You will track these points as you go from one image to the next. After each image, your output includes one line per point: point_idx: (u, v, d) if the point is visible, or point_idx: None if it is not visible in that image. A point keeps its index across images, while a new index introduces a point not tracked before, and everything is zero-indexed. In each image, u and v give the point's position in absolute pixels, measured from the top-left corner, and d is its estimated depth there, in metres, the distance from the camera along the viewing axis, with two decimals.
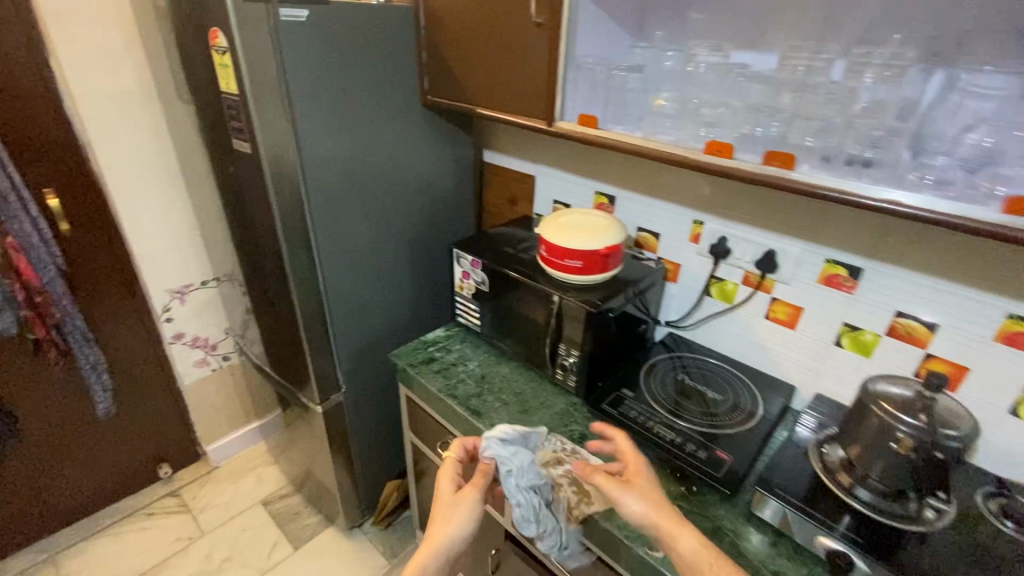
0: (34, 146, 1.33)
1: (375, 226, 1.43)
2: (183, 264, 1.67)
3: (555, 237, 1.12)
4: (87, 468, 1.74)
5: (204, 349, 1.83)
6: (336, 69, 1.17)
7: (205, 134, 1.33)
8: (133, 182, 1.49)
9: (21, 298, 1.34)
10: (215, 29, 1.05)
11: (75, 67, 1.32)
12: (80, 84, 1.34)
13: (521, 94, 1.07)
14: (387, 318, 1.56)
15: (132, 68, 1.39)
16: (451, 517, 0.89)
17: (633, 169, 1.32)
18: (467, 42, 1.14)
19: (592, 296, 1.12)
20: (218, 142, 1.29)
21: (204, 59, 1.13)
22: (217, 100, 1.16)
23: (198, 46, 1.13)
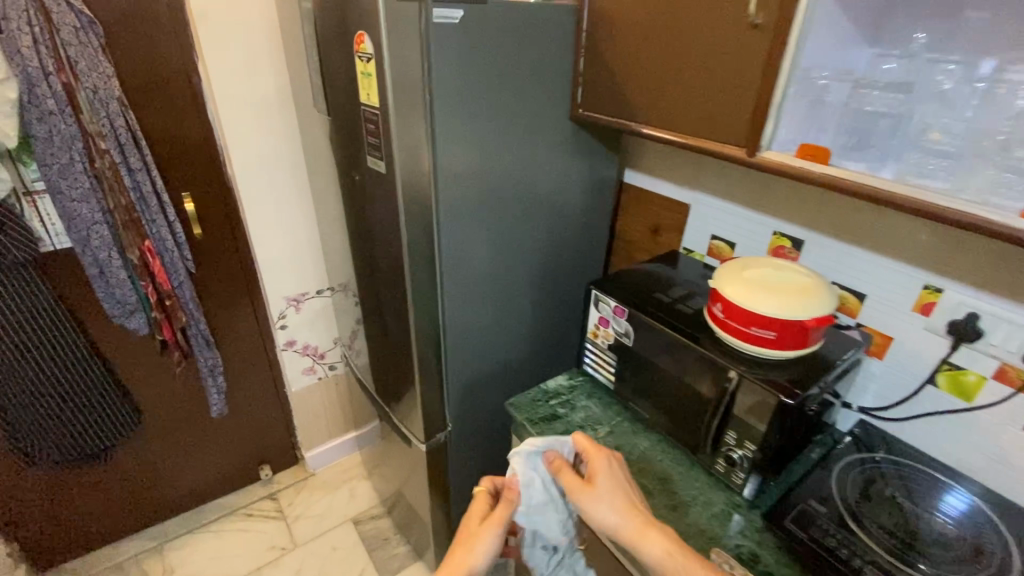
0: (175, 151, 1.33)
1: (504, 253, 1.26)
2: (302, 272, 1.64)
3: (739, 297, 0.88)
4: (197, 463, 1.77)
5: (312, 358, 1.79)
6: (484, 77, 1.01)
7: (336, 145, 1.25)
8: (263, 188, 1.47)
9: (154, 301, 1.35)
10: (360, 34, 0.93)
11: (219, 72, 1.30)
12: (223, 89, 1.32)
13: (714, 114, 0.85)
14: (502, 353, 1.39)
15: (272, 73, 1.35)
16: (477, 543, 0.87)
17: (833, 210, 1.03)
18: (643, 48, 0.93)
19: (781, 376, 0.87)
20: (349, 155, 1.20)
21: (344, 66, 1.03)
22: (353, 111, 1.06)
23: (340, 52, 1.03)
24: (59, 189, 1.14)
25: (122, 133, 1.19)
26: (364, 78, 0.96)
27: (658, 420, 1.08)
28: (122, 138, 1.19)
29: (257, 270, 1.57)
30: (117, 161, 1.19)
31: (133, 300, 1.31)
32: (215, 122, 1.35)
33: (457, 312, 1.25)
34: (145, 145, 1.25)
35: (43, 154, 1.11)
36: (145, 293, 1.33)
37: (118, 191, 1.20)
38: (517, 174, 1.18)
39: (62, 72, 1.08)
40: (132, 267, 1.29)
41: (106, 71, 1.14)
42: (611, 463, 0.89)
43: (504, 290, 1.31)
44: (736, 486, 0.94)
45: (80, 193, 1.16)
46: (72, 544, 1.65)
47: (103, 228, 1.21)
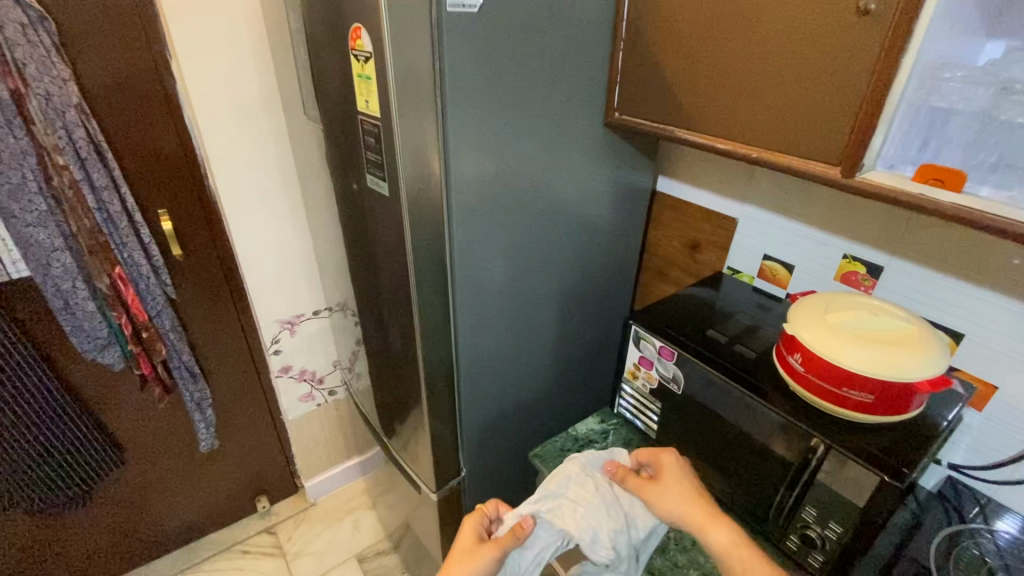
0: (148, 164, 1.17)
1: (526, 277, 1.10)
2: (297, 292, 1.48)
3: (824, 349, 0.72)
4: (188, 499, 1.63)
5: (311, 383, 1.64)
6: (505, 77, 0.84)
7: (331, 156, 1.08)
8: (250, 202, 1.30)
9: (129, 333, 1.20)
10: (355, 28, 0.77)
11: (196, 73, 1.13)
12: (201, 92, 1.15)
13: (798, 124, 0.68)
14: (523, 387, 1.24)
15: (257, 72, 1.18)
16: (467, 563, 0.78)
17: (921, 232, 0.87)
18: (703, 40, 0.76)
19: (872, 445, 0.71)
20: (346, 170, 1.04)
21: (337, 67, 0.86)
22: (349, 120, 0.89)
23: (332, 50, 0.87)
24: (10, 213, 0.99)
25: (83, 146, 1.03)
26: (361, 81, 0.79)
27: (711, 481, 0.92)
28: (83, 152, 1.04)
29: (247, 293, 1.41)
30: (79, 179, 1.04)
31: (104, 333, 1.16)
32: (194, 130, 1.18)
33: (473, 346, 1.09)
34: (112, 159, 1.10)
35: None
36: (118, 325, 1.18)
37: (81, 213, 1.05)
38: (542, 189, 1.01)
39: (7, 78, 0.92)
40: (103, 298, 1.14)
41: (61, 75, 0.98)
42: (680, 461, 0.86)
43: (526, 318, 1.15)
44: (812, 570, 0.79)
45: (36, 216, 1.01)
46: None
47: (65, 255, 1.06)
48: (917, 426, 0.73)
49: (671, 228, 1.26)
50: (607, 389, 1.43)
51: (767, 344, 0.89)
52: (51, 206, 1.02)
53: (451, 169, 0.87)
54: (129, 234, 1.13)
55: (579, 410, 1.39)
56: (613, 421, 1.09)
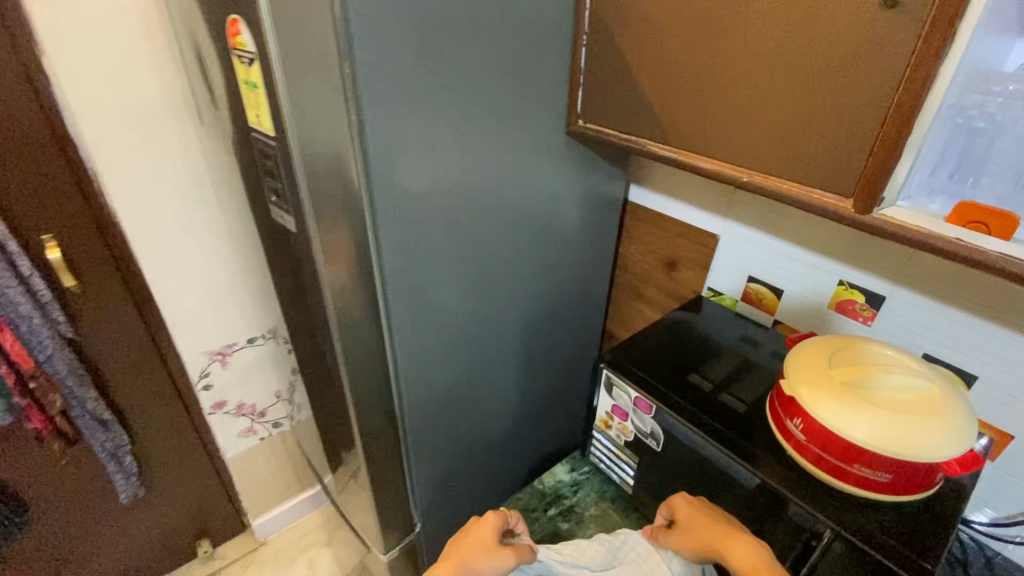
0: (25, 182, 0.97)
1: (484, 317, 0.93)
2: (227, 320, 1.30)
3: (829, 414, 0.60)
4: (113, 551, 1.45)
5: (251, 417, 1.47)
6: (442, 85, 0.67)
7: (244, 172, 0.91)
8: (160, 222, 1.12)
9: (13, 384, 1.01)
10: (233, 23, 0.62)
11: (76, 71, 0.94)
12: (84, 94, 0.96)
13: (803, 145, 0.55)
14: (486, 435, 1.08)
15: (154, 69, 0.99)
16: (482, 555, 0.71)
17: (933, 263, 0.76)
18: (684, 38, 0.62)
19: (886, 534, 0.60)
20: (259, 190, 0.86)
21: (229, 69, 0.68)
22: (249, 135, 0.72)
23: (222, 47, 0.69)
24: None
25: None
26: (249, 91, 0.65)
27: None
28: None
29: (167, 324, 1.23)
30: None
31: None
32: (81, 140, 0.99)
33: (424, 401, 0.92)
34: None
35: None
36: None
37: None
38: (499, 216, 0.85)
39: None
40: None
41: None
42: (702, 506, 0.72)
43: (486, 362, 0.99)
44: None
45: None
46: None
47: None
48: (934, 505, 0.62)
49: (645, 244, 1.12)
50: (580, 418, 1.29)
51: (758, 392, 0.77)
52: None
53: (374, 204, 0.68)
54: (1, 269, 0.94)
55: (550, 444, 1.26)
56: (585, 470, 0.97)
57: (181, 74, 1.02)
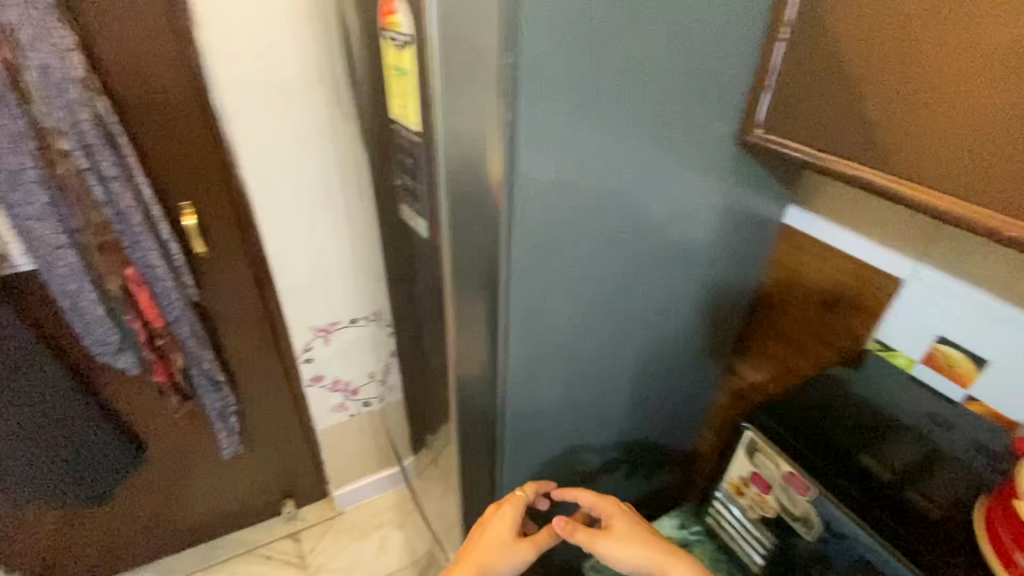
0: (171, 150, 1.01)
1: (605, 340, 0.83)
2: (334, 298, 1.31)
3: None
4: (211, 496, 1.54)
5: (345, 394, 1.50)
6: (604, 80, 0.58)
7: (379, 156, 0.87)
8: (283, 197, 1.12)
9: (143, 339, 1.06)
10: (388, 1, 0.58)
11: (222, 45, 0.93)
12: (227, 69, 0.96)
13: None
14: (586, 463, 0.98)
15: (295, 44, 0.97)
16: (501, 555, 0.78)
17: None
18: (974, 37, 0.50)
19: None
20: (394, 176, 0.82)
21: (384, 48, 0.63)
22: (392, 121, 0.66)
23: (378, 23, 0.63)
24: (9, 202, 0.87)
25: (87, 130, 0.88)
26: (395, 78, 0.61)
27: None
28: (87, 135, 0.88)
29: (281, 297, 1.25)
30: (80, 167, 0.89)
31: (115, 338, 1.03)
32: (220, 113, 1.00)
33: (528, 420, 0.84)
34: (125, 145, 0.93)
35: None
36: (130, 330, 1.05)
37: (83, 205, 0.91)
38: (640, 233, 0.74)
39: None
40: (113, 301, 1.01)
41: (63, 45, 0.82)
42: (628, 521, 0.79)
43: (599, 388, 0.89)
44: None
45: (35, 206, 0.88)
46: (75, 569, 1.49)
47: (67, 252, 0.93)
48: None
49: (798, 276, 0.94)
50: (685, 457, 1.16)
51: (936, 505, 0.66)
52: (50, 197, 0.89)
53: (516, 209, 0.61)
54: (141, 231, 0.98)
55: (651, 481, 1.14)
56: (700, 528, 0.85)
57: (322, 50, 0.99)
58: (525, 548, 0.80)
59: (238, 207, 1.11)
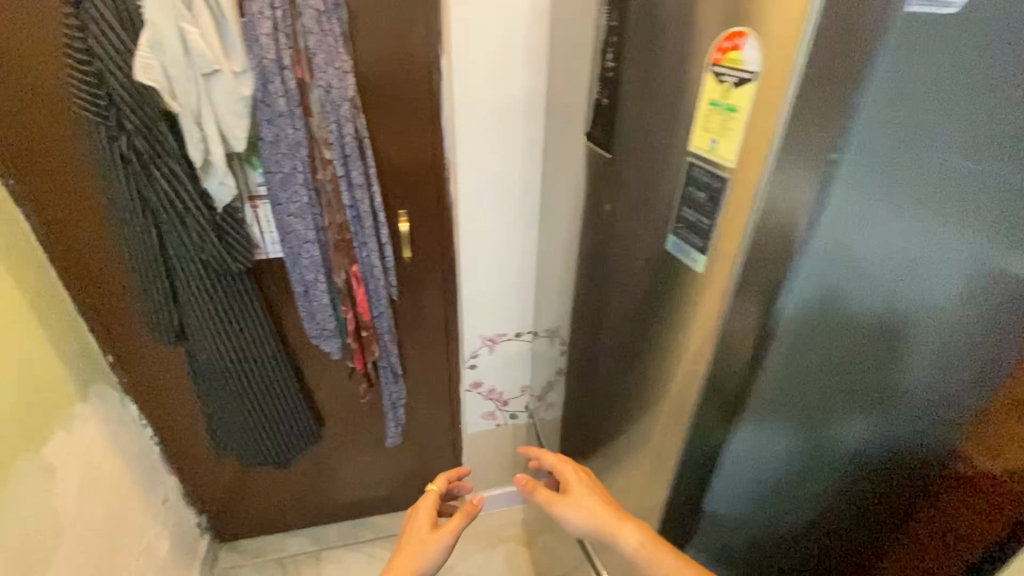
0: (405, 162, 1.12)
1: (858, 391, 0.75)
2: (506, 311, 1.36)
3: None
4: (364, 478, 1.66)
5: (496, 403, 1.54)
6: (938, 96, 0.55)
7: (613, 184, 0.89)
8: (485, 211, 1.19)
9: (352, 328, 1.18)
10: (735, 36, 0.56)
11: (466, 72, 1.02)
12: (466, 93, 1.05)
13: None
14: (785, 527, 0.90)
15: (524, 72, 1.04)
16: (423, 557, 1.04)
17: None
18: None
19: None
20: (631, 203, 0.82)
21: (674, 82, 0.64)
22: (676, 150, 0.69)
23: (678, 58, 0.66)
24: (278, 200, 1.01)
25: (347, 141, 0.99)
26: (719, 114, 0.59)
27: None
28: (344, 146, 0.99)
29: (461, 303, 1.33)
30: (335, 173, 1.01)
31: (333, 325, 1.16)
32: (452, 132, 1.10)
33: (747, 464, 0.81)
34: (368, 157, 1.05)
35: (268, 159, 0.97)
36: (344, 318, 1.17)
37: (327, 206, 1.03)
38: (921, 284, 0.67)
39: (297, 66, 0.91)
40: (337, 292, 1.13)
41: (342, 68, 0.94)
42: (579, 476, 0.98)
43: (821, 448, 0.81)
44: None
45: (296, 204, 1.01)
46: (246, 524, 1.67)
47: (313, 246, 1.05)
48: None
49: None
50: None
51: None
52: (308, 197, 1.01)
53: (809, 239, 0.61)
54: (370, 232, 1.10)
55: None
56: None
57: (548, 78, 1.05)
58: (450, 528, 1.08)
59: (443, 217, 1.21)
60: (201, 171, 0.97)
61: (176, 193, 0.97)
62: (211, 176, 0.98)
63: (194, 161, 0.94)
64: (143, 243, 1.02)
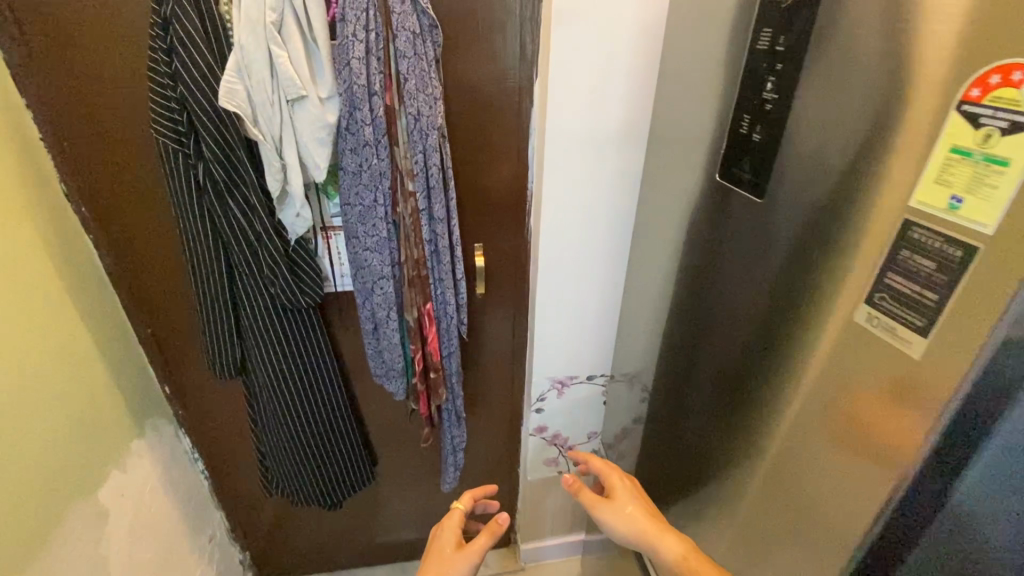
0: (485, 191, 1.04)
1: None
2: (579, 352, 1.25)
3: None
4: (414, 521, 1.56)
5: (560, 449, 1.42)
6: None
7: (714, 229, 0.76)
8: (567, 246, 1.10)
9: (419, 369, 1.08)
10: (1006, 65, 0.38)
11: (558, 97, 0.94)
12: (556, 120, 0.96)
13: None
14: None
15: (623, 99, 0.95)
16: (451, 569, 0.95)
17: None
18: None
19: None
20: (743, 256, 0.70)
21: (836, 115, 0.51)
22: (813, 198, 0.55)
23: (824, 85, 0.52)
24: (355, 234, 0.94)
25: (433, 171, 0.92)
26: (975, 170, 0.41)
27: None
28: (430, 176, 0.92)
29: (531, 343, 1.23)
30: (418, 205, 0.93)
31: (399, 366, 1.06)
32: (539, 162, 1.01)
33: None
34: (451, 187, 0.97)
35: (348, 191, 0.90)
36: (411, 359, 1.07)
37: (407, 240, 0.95)
38: None
39: (387, 92, 0.84)
40: (407, 331, 1.04)
41: (434, 94, 0.87)
42: (626, 482, 0.98)
43: None
44: None
45: (375, 238, 0.93)
46: (288, 563, 1.58)
47: (389, 283, 0.97)
48: None
49: None
50: None
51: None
52: (388, 231, 0.93)
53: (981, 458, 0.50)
54: (448, 267, 1.02)
55: None
56: None
57: (645, 105, 0.96)
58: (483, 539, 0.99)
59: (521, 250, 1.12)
60: (278, 202, 0.91)
61: (250, 226, 0.91)
62: (288, 208, 0.92)
63: (272, 191, 0.88)
64: (212, 275, 0.96)
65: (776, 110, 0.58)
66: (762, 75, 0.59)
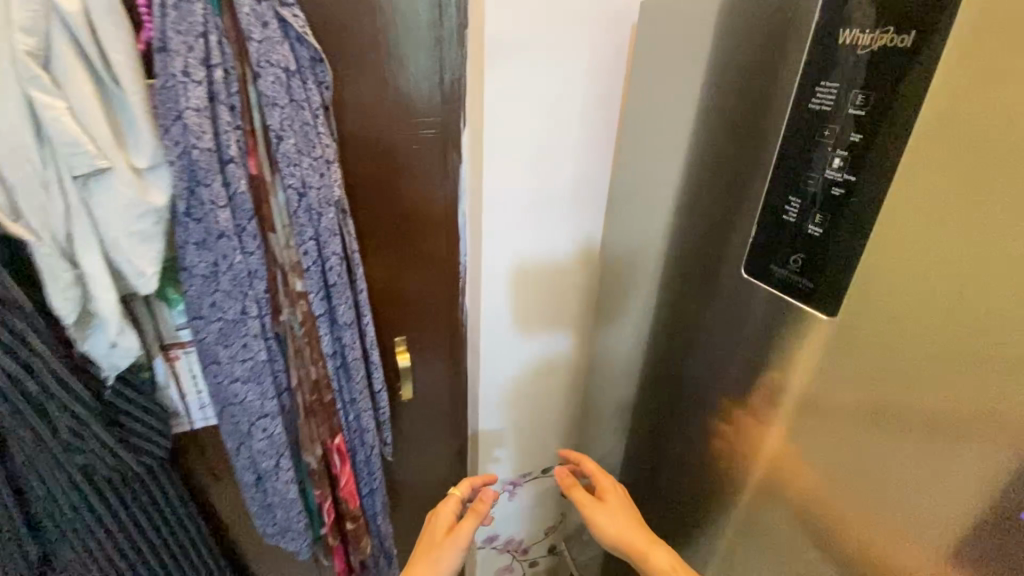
0: (406, 272, 0.78)
1: None
2: (530, 447, 1.03)
3: None
4: None
5: (514, 554, 1.18)
6: None
7: (711, 337, 0.57)
8: (512, 326, 0.89)
9: (329, 520, 0.79)
10: None
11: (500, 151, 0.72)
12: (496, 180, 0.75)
13: None
14: None
15: (574, 148, 0.76)
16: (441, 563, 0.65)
17: None
18: None
19: None
20: (770, 385, 0.51)
21: (972, 225, 0.33)
22: (924, 332, 0.37)
23: (928, 173, 0.35)
24: (215, 362, 0.62)
25: (331, 262, 0.63)
26: None
27: None
28: (327, 269, 0.64)
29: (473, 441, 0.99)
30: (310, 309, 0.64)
31: (300, 526, 0.75)
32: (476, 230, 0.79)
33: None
34: (360, 278, 0.69)
35: (198, 302, 0.59)
36: (317, 507, 0.77)
37: (299, 359, 0.66)
38: None
39: (250, 158, 0.56)
40: (308, 474, 0.74)
41: (325, 155, 0.60)
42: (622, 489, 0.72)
43: None
44: None
45: (248, 366, 0.62)
46: None
47: (274, 422, 0.67)
48: None
49: None
50: None
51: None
52: (267, 351, 0.63)
53: None
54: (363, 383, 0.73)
55: None
56: None
57: (600, 159, 0.78)
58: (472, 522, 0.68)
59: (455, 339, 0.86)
60: (75, 329, 0.57)
61: (27, 372, 0.56)
62: (96, 335, 0.59)
63: (65, 316, 0.55)
64: None
65: (852, 199, 0.40)
66: (828, 147, 0.41)
